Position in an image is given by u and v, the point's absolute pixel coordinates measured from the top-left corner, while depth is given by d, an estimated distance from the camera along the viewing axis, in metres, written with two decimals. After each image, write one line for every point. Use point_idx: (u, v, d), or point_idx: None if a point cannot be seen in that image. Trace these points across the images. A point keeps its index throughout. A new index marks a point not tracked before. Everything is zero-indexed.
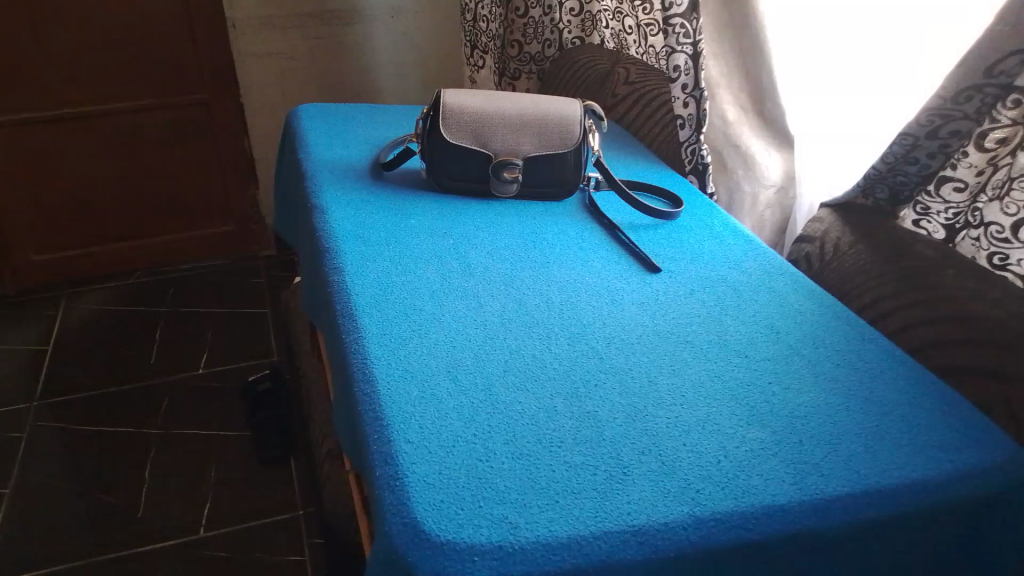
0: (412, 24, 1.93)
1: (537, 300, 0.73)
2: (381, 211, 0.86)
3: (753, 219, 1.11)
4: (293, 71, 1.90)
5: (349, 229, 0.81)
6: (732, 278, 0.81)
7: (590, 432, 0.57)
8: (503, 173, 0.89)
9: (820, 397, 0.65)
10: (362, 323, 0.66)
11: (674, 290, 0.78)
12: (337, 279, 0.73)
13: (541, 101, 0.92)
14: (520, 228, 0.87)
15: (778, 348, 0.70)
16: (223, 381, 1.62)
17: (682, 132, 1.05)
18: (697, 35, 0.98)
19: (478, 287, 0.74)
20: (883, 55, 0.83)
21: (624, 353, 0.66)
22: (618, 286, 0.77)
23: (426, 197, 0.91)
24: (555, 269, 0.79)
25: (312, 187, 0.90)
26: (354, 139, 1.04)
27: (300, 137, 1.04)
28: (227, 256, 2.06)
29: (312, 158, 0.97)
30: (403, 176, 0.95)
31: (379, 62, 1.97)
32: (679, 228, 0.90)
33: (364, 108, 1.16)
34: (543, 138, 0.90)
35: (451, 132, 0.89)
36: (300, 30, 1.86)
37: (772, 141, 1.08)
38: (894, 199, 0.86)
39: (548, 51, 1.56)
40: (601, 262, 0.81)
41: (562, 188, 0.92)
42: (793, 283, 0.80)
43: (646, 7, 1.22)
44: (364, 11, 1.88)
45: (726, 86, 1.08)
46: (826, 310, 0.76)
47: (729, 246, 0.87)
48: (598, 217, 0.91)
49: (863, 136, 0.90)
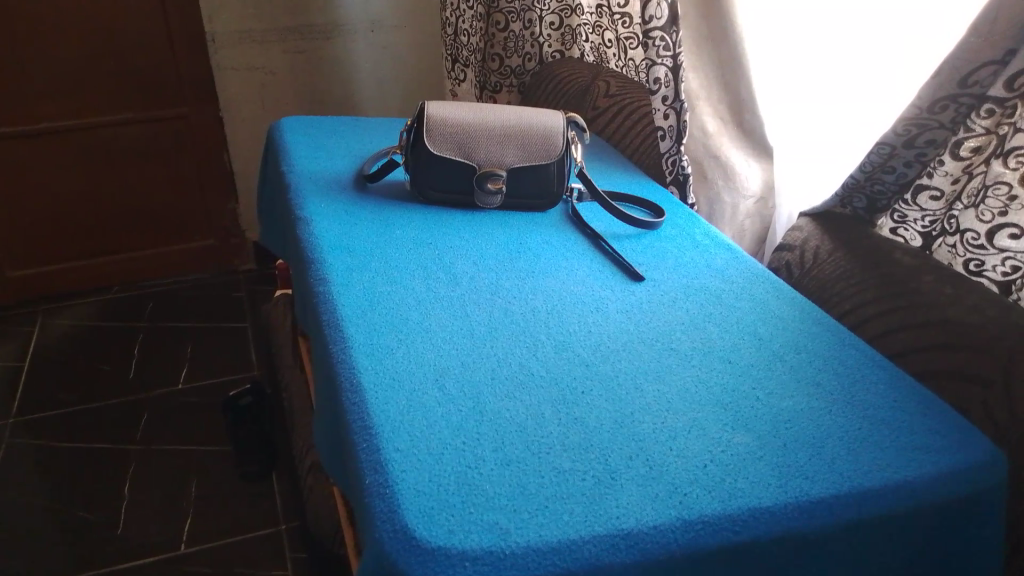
0: (394, 38, 1.94)
1: (523, 309, 0.73)
2: (366, 222, 0.86)
3: (733, 229, 1.12)
4: (274, 84, 1.90)
5: (334, 240, 0.81)
6: (715, 286, 0.82)
7: (578, 437, 0.57)
8: (487, 184, 0.90)
9: (804, 401, 0.65)
10: (349, 333, 0.66)
11: (658, 298, 0.78)
12: (323, 289, 0.73)
13: (523, 113, 0.93)
14: (504, 238, 0.87)
15: (761, 354, 0.71)
16: (204, 396, 1.60)
17: (662, 143, 1.07)
18: (676, 48, 1.00)
19: (464, 296, 0.74)
20: (859, 64, 0.85)
21: (609, 360, 0.67)
22: (603, 294, 0.78)
23: (410, 208, 0.91)
24: (540, 279, 0.79)
25: (296, 199, 0.90)
26: (337, 151, 1.04)
27: (283, 149, 1.04)
28: (206, 271, 2.05)
29: (296, 171, 0.97)
30: (387, 188, 0.95)
31: (359, 76, 1.97)
32: (661, 237, 0.91)
33: (347, 120, 1.17)
34: (526, 148, 0.90)
35: (435, 144, 0.90)
36: (281, 43, 1.85)
37: (751, 153, 1.09)
38: (874, 207, 0.89)
39: (529, 65, 1.58)
40: (586, 271, 0.82)
41: (546, 199, 0.93)
42: (775, 291, 0.82)
43: (626, 20, 1.25)
44: (344, 25, 1.88)
45: (705, 99, 1.09)
46: (807, 317, 0.77)
47: (712, 255, 0.88)
48: (581, 227, 0.92)
49: (840, 147, 0.92)
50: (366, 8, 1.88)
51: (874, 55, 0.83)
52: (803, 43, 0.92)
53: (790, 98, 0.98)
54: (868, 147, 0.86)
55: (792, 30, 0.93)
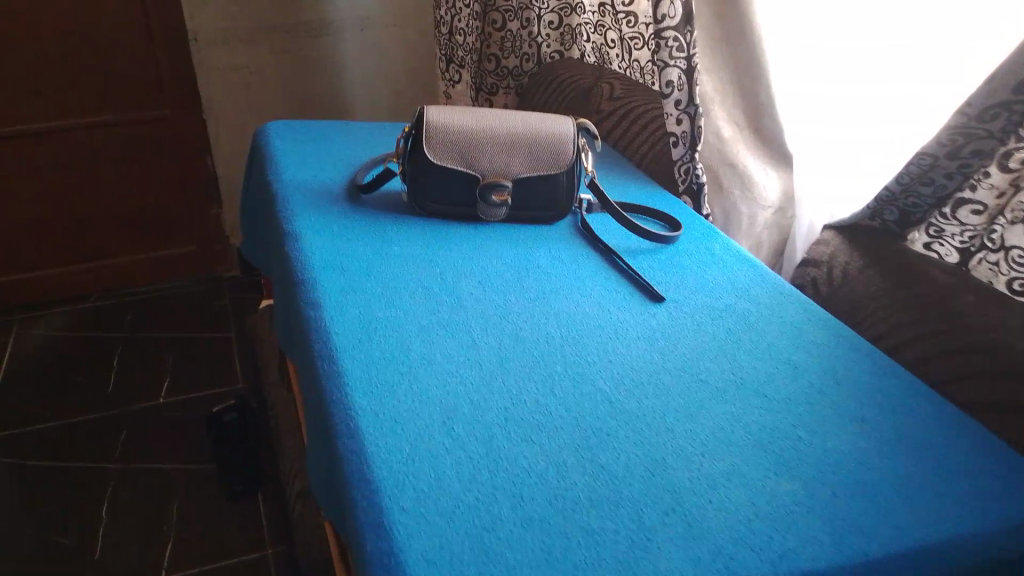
0: (383, 38, 1.87)
1: (535, 334, 0.66)
2: (361, 238, 0.79)
3: (750, 240, 1.06)
4: (258, 85, 1.82)
5: (326, 259, 0.74)
6: (741, 307, 0.75)
7: (606, 490, 0.50)
8: (492, 196, 0.83)
9: (849, 440, 0.59)
10: (345, 367, 0.59)
11: (682, 322, 0.71)
12: (315, 315, 0.65)
13: (530, 119, 0.86)
14: (511, 255, 0.80)
15: (798, 385, 0.65)
16: (187, 412, 1.52)
17: (675, 150, 1.02)
18: (691, 49, 0.95)
19: (470, 321, 0.67)
20: (895, 67, 0.79)
21: (635, 395, 0.60)
22: (622, 318, 0.71)
23: (408, 222, 0.84)
24: (553, 299, 0.72)
25: (284, 213, 0.83)
26: (327, 159, 0.97)
27: (270, 156, 0.96)
28: (190, 278, 1.97)
29: (283, 181, 0.90)
30: (383, 200, 0.88)
31: (349, 76, 1.90)
32: (679, 252, 0.85)
33: (337, 124, 1.10)
34: (533, 157, 0.84)
35: (435, 152, 0.83)
36: (267, 42, 1.78)
37: (769, 160, 1.02)
38: (907, 221, 0.82)
39: (527, 65, 1.53)
40: (601, 291, 0.75)
41: (555, 210, 0.86)
42: (806, 312, 0.75)
43: (631, 20, 1.20)
44: (333, 23, 1.81)
45: (720, 103, 1.02)
46: (843, 342, 0.71)
47: (735, 272, 0.81)
48: (593, 241, 0.85)
49: (874, 157, 0.86)
50: (355, 6, 1.81)
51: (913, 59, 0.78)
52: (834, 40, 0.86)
53: (819, 102, 0.92)
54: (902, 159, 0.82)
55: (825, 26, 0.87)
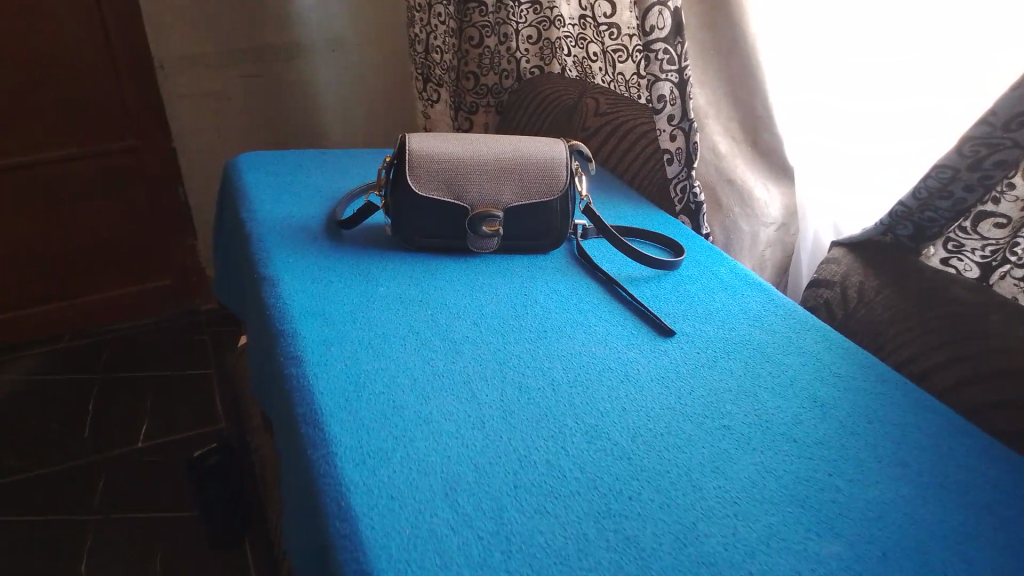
0: (356, 58, 1.81)
1: (540, 381, 0.60)
2: (344, 280, 0.73)
3: (753, 260, 1.01)
4: (229, 112, 1.75)
5: (306, 305, 0.68)
6: (757, 338, 0.70)
7: (635, 566, 0.45)
8: (482, 227, 0.77)
9: (890, 488, 0.54)
10: (333, 433, 0.53)
11: (696, 359, 0.66)
12: (296, 371, 0.59)
13: (519, 144, 0.81)
14: (507, 290, 0.75)
15: (828, 427, 0.60)
16: (167, 455, 1.45)
17: (670, 168, 0.97)
18: (683, 61, 0.90)
19: (468, 369, 0.61)
20: (898, 74, 0.76)
21: (654, 449, 0.55)
22: (631, 358, 0.65)
23: (393, 258, 0.78)
24: (556, 339, 0.67)
25: (259, 254, 0.76)
26: (303, 192, 0.91)
27: (243, 192, 0.90)
28: (166, 312, 1.90)
29: (257, 218, 0.84)
30: (366, 235, 0.82)
31: (322, 99, 1.83)
32: (684, 278, 0.80)
33: (313, 153, 1.05)
34: (525, 184, 0.78)
35: (421, 183, 0.77)
36: (236, 67, 1.71)
37: (768, 176, 0.97)
38: (921, 235, 0.77)
39: (507, 82, 1.49)
40: (606, 328, 0.69)
41: (550, 238, 0.81)
42: (825, 340, 0.71)
43: (613, 32, 1.15)
44: (304, 45, 1.75)
45: (715, 116, 0.97)
46: (868, 372, 0.66)
47: (746, 298, 0.77)
48: (592, 270, 0.80)
49: (884, 168, 0.82)
50: (327, 27, 1.75)
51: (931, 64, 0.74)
52: (839, 47, 0.83)
53: (824, 113, 0.89)
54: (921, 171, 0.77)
55: (829, 33, 0.83)
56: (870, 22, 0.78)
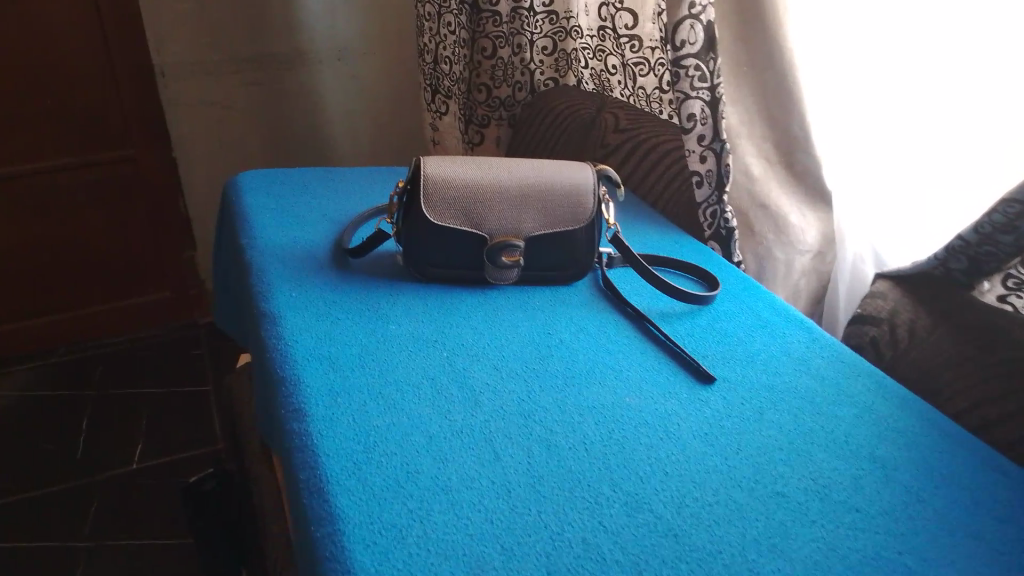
0: (363, 67, 1.75)
1: (570, 441, 0.54)
2: (350, 316, 0.67)
3: (787, 289, 0.96)
4: (231, 121, 1.69)
5: (310, 348, 0.61)
6: (805, 386, 0.64)
7: None
8: (502, 258, 0.71)
9: (970, 569, 0.48)
10: (342, 506, 0.47)
11: (740, 412, 0.60)
12: (299, 429, 0.53)
13: (543, 168, 0.75)
14: (530, 328, 0.68)
15: (892, 494, 0.53)
16: (162, 478, 1.39)
17: (699, 191, 0.92)
18: (715, 78, 0.85)
19: (490, 425, 0.55)
20: (969, 94, 0.71)
21: (702, 525, 0.48)
22: (670, 410, 0.59)
23: (405, 291, 0.72)
24: (587, 387, 0.61)
25: (259, 287, 0.70)
26: (308, 215, 0.85)
27: (243, 215, 0.84)
28: (165, 326, 1.84)
29: (259, 245, 0.77)
30: (375, 264, 0.76)
31: (328, 110, 1.77)
32: (720, 314, 0.74)
33: (318, 171, 0.99)
34: (548, 213, 0.72)
35: (436, 212, 0.71)
36: (238, 75, 1.65)
37: (804, 201, 0.93)
38: (973, 269, 0.69)
39: (520, 94, 1.43)
40: (640, 373, 0.63)
41: (574, 268, 0.75)
42: (879, 389, 0.64)
43: (635, 45, 1.10)
44: (309, 53, 1.69)
45: (747, 137, 0.93)
46: (930, 427, 0.60)
47: (788, 339, 0.71)
48: (619, 304, 0.74)
49: (947, 198, 0.76)
50: (334, 33, 1.69)
51: (1001, 80, 0.68)
52: (889, 59, 0.77)
53: (863, 128, 0.84)
54: (993, 201, 0.70)
55: (881, 42, 0.78)
56: (926, 34, 0.73)
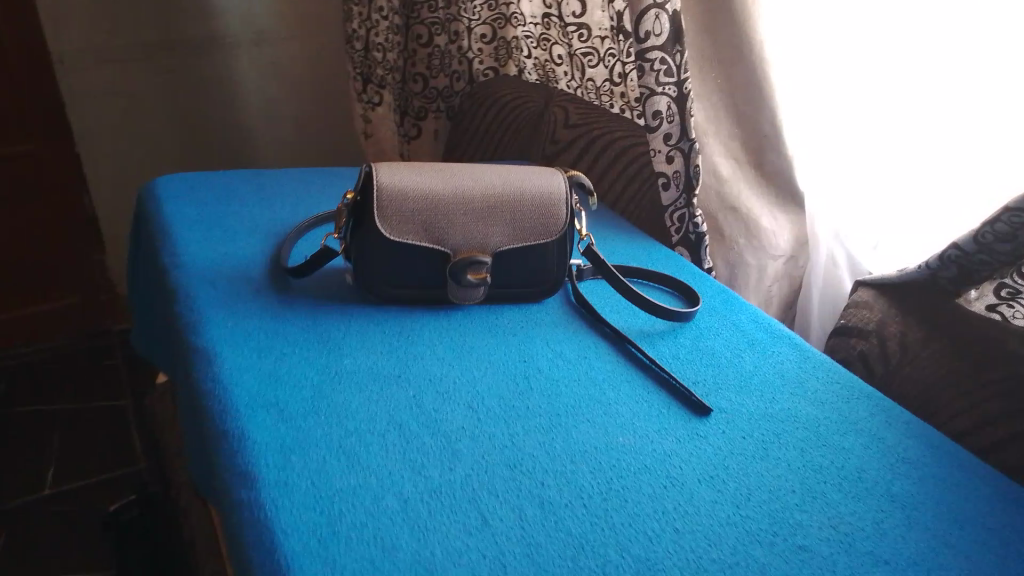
0: (282, 53, 1.63)
1: (565, 496, 0.47)
2: (298, 350, 0.58)
3: (759, 296, 0.92)
4: (141, 111, 1.54)
5: (253, 393, 0.52)
6: (806, 414, 0.59)
7: None
8: (467, 275, 0.63)
9: None
10: None
11: (743, 449, 0.54)
12: (249, 498, 0.44)
13: (509, 175, 0.67)
14: (503, 355, 0.61)
15: (917, 540, 0.48)
16: (79, 505, 1.24)
17: (665, 193, 0.86)
18: (682, 73, 0.79)
19: (472, 481, 0.48)
20: (953, 87, 0.67)
21: None
22: (669, 451, 0.53)
23: (358, 316, 0.64)
24: (575, 427, 0.54)
25: (188, 316, 0.61)
26: (240, 226, 0.75)
27: (164, 227, 0.74)
28: (74, 334, 1.68)
29: (185, 264, 0.67)
30: (321, 285, 0.67)
31: (247, 100, 1.64)
32: (705, 330, 0.68)
33: (246, 172, 0.89)
34: (518, 225, 0.65)
35: (391, 225, 0.62)
36: (146, 62, 1.50)
37: (775, 202, 0.90)
38: (964, 277, 0.66)
39: (458, 85, 1.35)
40: (630, 406, 0.57)
41: (545, 283, 0.68)
42: (881, 415, 0.60)
43: (584, 33, 1.04)
44: (223, 38, 1.55)
45: (715, 134, 0.89)
46: (942, 458, 0.56)
47: (779, 358, 0.66)
48: (596, 323, 0.67)
49: (936, 203, 0.72)
50: (248, 18, 1.56)
51: (988, 72, 0.65)
52: (864, 53, 0.73)
53: (837, 127, 0.79)
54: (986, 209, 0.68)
55: (853, 36, 0.74)
56: (906, 25, 0.69)
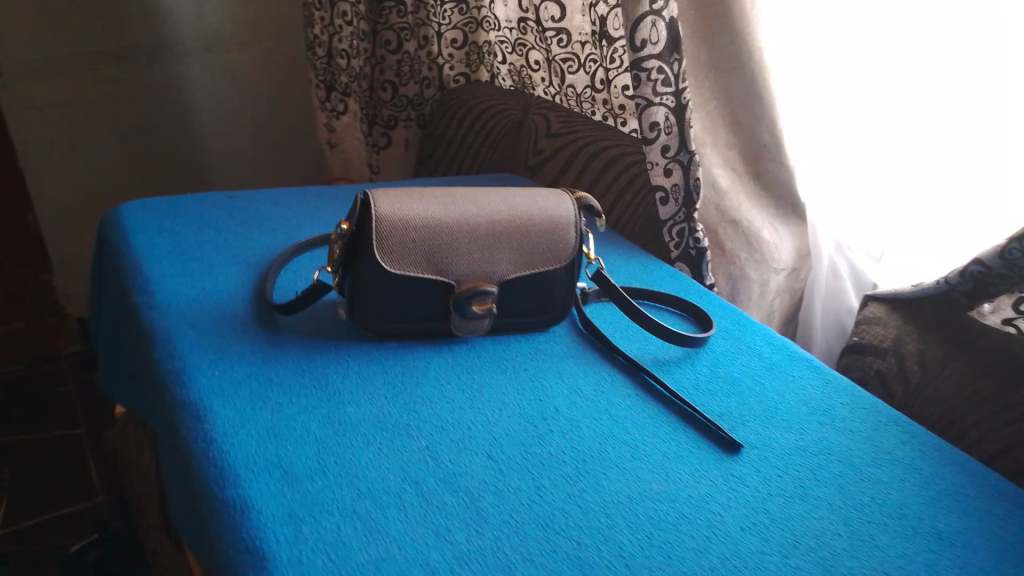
0: (238, 59, 1.56)
1: (606, 557, 0.43)
2: (295, 398, 0.52)
3: (760, 311, 0.90)
4: (88, 122, 1.45)
5: (251, 452, 0.47)
6: (838, 445, 0.56)
7: None
8: (472, 307, 0.59)
9: None
10: None
11: (781, 489, 0.51)
12: None
13: (513, 197, 0.63)
14: (516, 394, 0.57)
15: None
16: (35, 544, 1.14)
17: (664, 208, 0.82)
18: (680, 83, 0.76)
19: (503, 544, 0.43)
20: (966, 96, 0.65)
21: None
22: (706, 496, 0.49)
23: (356, 355, 0.59)
24: (604, 476, 0.49)
25: (169, 364, 0.55)
26: (216, 257, 0.69)
27: (133, 261, 0.67)
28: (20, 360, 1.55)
29: (161, 304, 0.61)
30: (312, 322, 0.62)
31: (202, 109, 1.56)
32: (720, 356, 0.65)
33: (218, 197, 0.83)
34: (526, 251, 0.61)
35: (393, 259, 0.57)
36: (94, 70, 1.42)
37: (776, 215, 0.87)
38: (978, 290, 0.63)
39: (428, 91, 1.32)
40: (657, 447, 0.53)
41: (551, 311, 0.64)
42: (913, 442, 0.57)
43: (562, 39, 1.01)
44: (175, 44, 1.48)
45: (712, 145, 0.85)
46: (982, 488, 0.53)
47: (801, 384, 0.63)
48: (608, 352, 0.64)
49: (952, 219, 0.70)
50: (201, 23, 1.48)
51: (1003, 84, 0.63)
52: (868, 56, 0.71)
53: (835, 131, 0.77)
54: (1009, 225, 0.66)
55: (856, 37, 0.72)
56: (912, 26, 0.67)
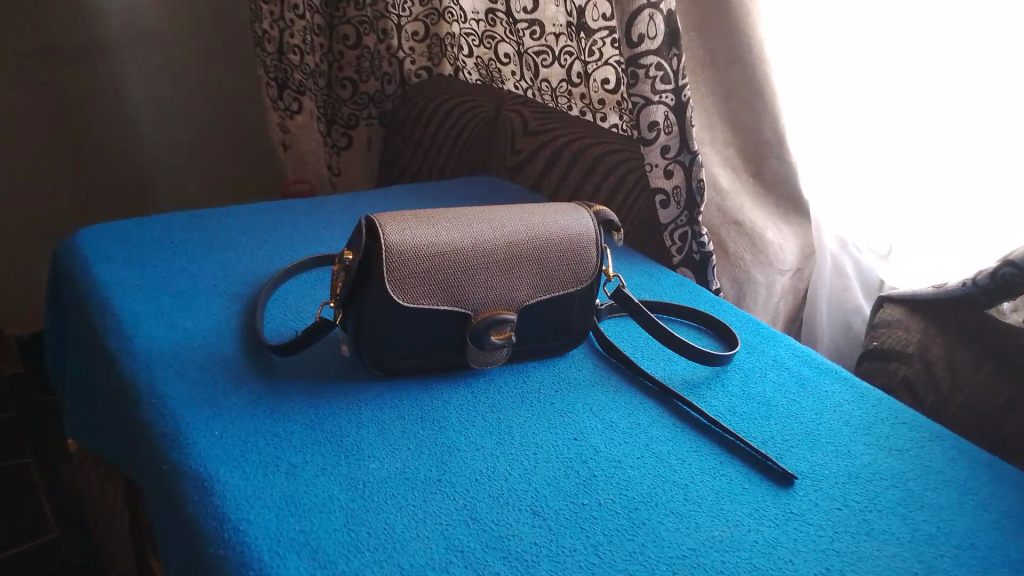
0: (173, 56, 1.45)
1: None
2: (311, 458, 0.47)
3: (767, 314, 0.88)
4: (14, 130, 1.33)
5: (274, 532, 0.41)
6: (889, 468, 0.53)
7: None
8: (491, 337, 0.54)
9: None
10: None
11: (846, 525, 0.47)
12: None
13: (525, 216, 0.58)
14: (549, 433, 0.52)
15: None
16: None
17: (664, 211, 0.78)
18: (681, 79, 0.71)
19: None
20: (972, 88, 0.62)
21: None
22: (772, 540, 0.45)
23: (368, 399, 0.53)
24: (662, 527, 0.45)
25: (162, 426, 0.48)
26: (194, 291, 0.62)
27: (102, 301, 0.60)
28: None
29: (141, 352, 0.54)
30: (313, 363, 0.56)
31: (140, 110, 1.45)
32: (748, 373, 0.62)
33: (183, 218, 0.76)
34: (545, 273, 0.56)
35: (407, 293, 0.52)
36: (17, 73, 1.29)
37: (778, 215, 0.86)
38: (1003, 291, 0.61)
39: (389, 87, 1.22)
40: (709, 486, 0.49)
41: (570, 334, 0.60)
42: (961, 458, 0.55)
43: (535, 31, 0.94)
44: (106, 42, 1.36)
45: (712, 144, 0.83)
46: None
47: (836, 400, 0.60)
48: (635, 376, 0.60)
49: (975, 219, 0.66)
50: (132, 18, 1.37)
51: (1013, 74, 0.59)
52: (872, 55, 0.67)
53: (837, 126, 0.73)
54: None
55: (857, 37, 0.68)
56: (921, 27, 0.63)
